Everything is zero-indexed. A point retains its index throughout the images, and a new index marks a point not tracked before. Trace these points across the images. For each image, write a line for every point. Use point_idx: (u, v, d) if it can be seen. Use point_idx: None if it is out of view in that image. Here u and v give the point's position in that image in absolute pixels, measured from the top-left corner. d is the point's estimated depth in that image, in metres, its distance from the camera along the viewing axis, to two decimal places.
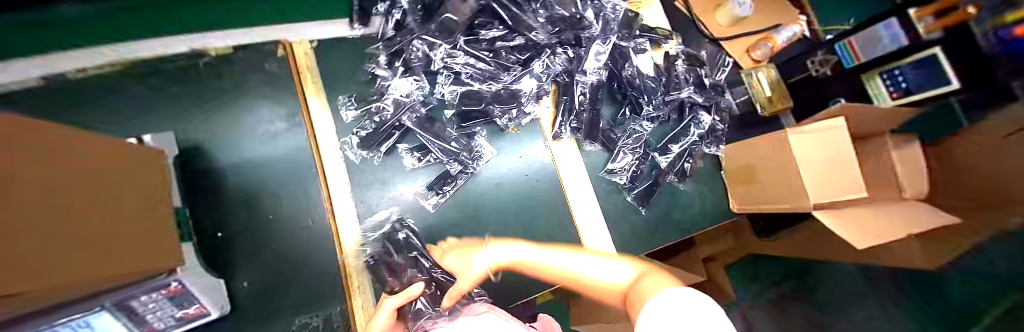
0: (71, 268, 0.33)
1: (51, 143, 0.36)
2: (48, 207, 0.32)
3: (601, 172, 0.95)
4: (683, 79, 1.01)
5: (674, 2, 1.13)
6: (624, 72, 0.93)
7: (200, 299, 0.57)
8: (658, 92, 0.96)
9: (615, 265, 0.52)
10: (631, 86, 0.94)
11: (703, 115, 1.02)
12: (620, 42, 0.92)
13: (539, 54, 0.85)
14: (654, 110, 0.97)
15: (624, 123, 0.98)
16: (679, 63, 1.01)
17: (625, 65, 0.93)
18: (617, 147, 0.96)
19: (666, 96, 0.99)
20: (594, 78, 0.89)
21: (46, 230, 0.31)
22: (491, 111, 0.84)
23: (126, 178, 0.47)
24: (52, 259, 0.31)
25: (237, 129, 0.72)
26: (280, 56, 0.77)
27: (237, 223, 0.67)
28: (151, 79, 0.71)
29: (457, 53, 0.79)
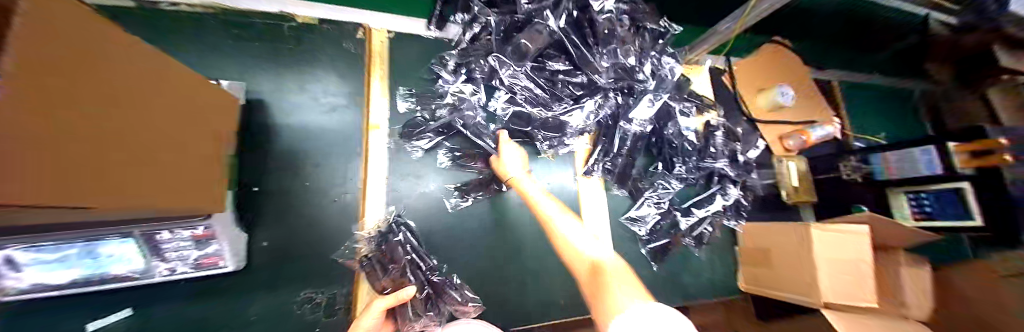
0: (110, 188, 0.33)
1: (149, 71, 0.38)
2: (116, 122, 0.32)
3: (622, 218, 0.97)
4: (720, 150, 1.02)
5: (721, 77, 1.19)
6: (666, 130, 0.97)
7: (223, 249, 0.58)
8: (692, 156, 0.99)
9: (596, 243, 0.60)
10: (669, 145, 0.98)
11: (731, 188, 1.03)
12: (670, 101, 0.95)
13: (593, 94, 0.89)
14: (685, 172, 0.99)
15: (653, 177, 1.00)
16: (718, 134, 1.03)
17: (668, 123, 0.96)
18: (642, 197, 0.98)
19: (699, 162, 1.01)
20: (638, 129, 0.91)
21: (101, 147, 0.30)
22: (535, 134, 0.87)
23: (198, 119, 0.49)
24: (88, 175, 0.29)
25: (296, 93, 0.74)
26: (359, 38, 0.81)
27: (274, 182, 0.68)
28: (235, 28, 0.75)
29: (521, 76, 0.82)
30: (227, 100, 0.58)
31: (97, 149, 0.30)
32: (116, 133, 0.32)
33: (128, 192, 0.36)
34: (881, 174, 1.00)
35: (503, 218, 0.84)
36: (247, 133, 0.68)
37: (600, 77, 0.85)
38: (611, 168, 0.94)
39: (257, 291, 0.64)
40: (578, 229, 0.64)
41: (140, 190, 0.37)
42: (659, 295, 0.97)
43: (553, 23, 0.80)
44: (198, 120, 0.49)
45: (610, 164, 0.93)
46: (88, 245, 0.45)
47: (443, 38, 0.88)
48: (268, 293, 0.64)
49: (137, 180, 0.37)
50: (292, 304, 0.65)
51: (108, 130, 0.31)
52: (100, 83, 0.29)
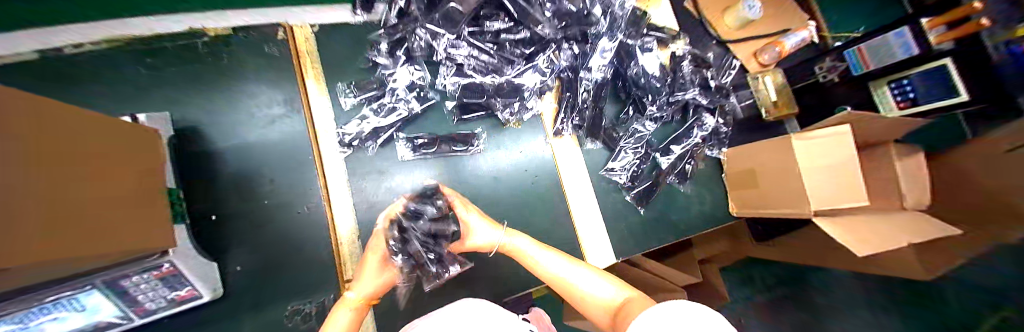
0: (67, 242, 0.33)
1: (68, 125, 0.37)
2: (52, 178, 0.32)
3: (601, 170, 0.94)
4: (689, 80, 0.98)
5: (684, 4, 1.12)
6: (629, 70, 0.92)
7: (192, 282, 0.57)
8: (663, 92, 0.94)
9: (602, 282, 0.61)
10: (636, 85, 0.93)
11: (707, 117, 1.01)
12: (627, 40, 0.91)
13: (544, 48, 0.84)
14: (658, 111, 0.96)
15: (626, 122, 0.97)
16: (686, 64, 0.99)
17: (631, 64, 0.92)
18: (618, 146, 0.95)
19: (671, 97, 0.97)
20: (599, 75, 0.88)
21: (48, 209, 0.31)
22: (492, 104, 0.83)
23: (127, 161, 0.47)
24: (48, 232, 0.30)
25: (235, 113, 0.71)
26: (282, 39, 0.76)
27: (233, 207, 0.67)
28: (147, 58, 0.69)
29: (460, 43, 0.78)
30: (146, 134, 0.54)
31: (46, 210, 0.30)
32: (54, 194, 0.32)
33: (85, 246, 0.36)
34: (859, 67, 0.98)
35: (478, 196, 0.83)
36: (189, 164, 0.66)
37: (545, 28, 0.80)
38: (580, 122, 0.91)
39: (243, 316, 0.64)
40: (584, 275, 0.62)
41: (97, 238, 0.38)
42: (653, 237, 0.97)
43: None
44: (127, 162, 0.47)
45: (578, 120, 0.90)
46: (59, 306, 0.43)
47: (373, 22, 0.83)
48: (255, 316, 0.64)
49: (92, 235, 0.37)
50: (283, 319, 0.66)
51: (47, 191, 0.31)
52: (18, 140, 0.28)
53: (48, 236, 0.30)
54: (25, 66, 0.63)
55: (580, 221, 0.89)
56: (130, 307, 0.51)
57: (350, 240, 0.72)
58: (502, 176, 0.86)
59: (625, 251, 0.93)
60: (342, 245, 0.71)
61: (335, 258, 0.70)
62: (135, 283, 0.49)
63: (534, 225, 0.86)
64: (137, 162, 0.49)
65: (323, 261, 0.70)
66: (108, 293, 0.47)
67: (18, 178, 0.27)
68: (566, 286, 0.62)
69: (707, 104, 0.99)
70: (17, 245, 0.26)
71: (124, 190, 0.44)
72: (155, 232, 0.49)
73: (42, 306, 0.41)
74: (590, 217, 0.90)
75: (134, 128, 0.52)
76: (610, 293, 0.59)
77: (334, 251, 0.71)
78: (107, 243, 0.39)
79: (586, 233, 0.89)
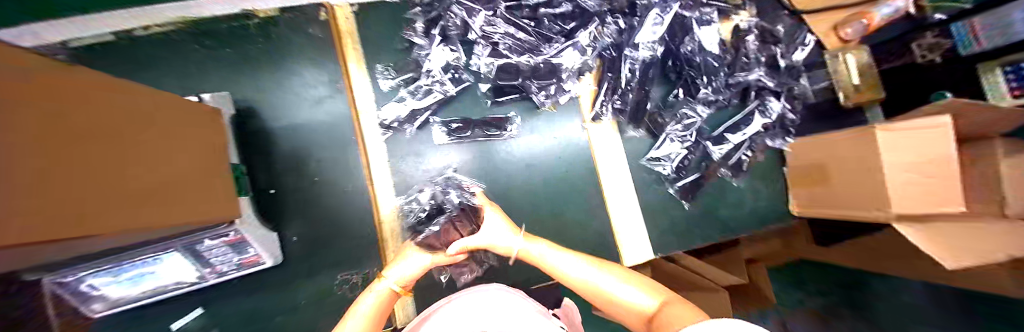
0: (144, 208, 0.36)
1: (129, 99, 0.40)
2: (125, 150, 0.35)
3: (644, 159, 0.87)
4: (754, 58, 0.86)
5: None
6: (682, 47, 0.82)
7: (256, 249, 0.63)
8: (722, 72, 0.83)
9: (634, 288, 0.49)
10: (689, 64, 0.84)
11: (772, 102, 0.88)
12: (683, 11, 0.80)
13: (586, 24, 0.77)
14: (713, 94, 0.85)
15: (675, 106, 0.87)
16: (751, 40, 0.86)
17: (685, 39, 0.82)
18: (663, 133, 0.86)
19: (729, 78, 0.86)
20: (647, 54, 0.78)
21: (122, 171, 0.33)
22: (527, 86, 0.78)
23: (192, 135, 0.51)
24: (125, 199, 0.33)
25: (285, 93, 0.75)
26: (323, 20, 0.78)
27: (289, 181, 0.72)
28: (207, 40, 0.74)
29: (497, 21, 0.74)
30: (210, 113, 0.59)
31: (121, 172, 0.33)
32: (128, 161, 0.35)
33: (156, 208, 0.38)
34: (967, 45, 0.76)
35: (513, 181, 0.82)
36: (249, 141, 0.71)
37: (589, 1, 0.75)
38: (622, 103, 0.83)
39: (297, 284, 0.70)
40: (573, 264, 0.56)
41: (172, 206, 0.41)
42: (693, 233, 0.90)
43: None
44: (191, 135, 0.51)
45: (619, 102, 0.82)
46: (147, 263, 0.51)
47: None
48: (306, 283, 0.70)
49: (165, 203, 0.40)
50: (334, 286, 0.71)
51: (122, 158, 0.34)
52: (87, 114, 0.30)
53: (125, 198, 0.33)
54: (108, 48, 0.70)
55: (615, 210, 0.85)
56: (206, 267, 0.59)
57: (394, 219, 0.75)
58: (538, 161, 0.83)
59: (661, 242, 0.88)
60: (386, 223, 0.75)
61: (377, 232, 0.74)
62: (207, 249, 0.55)
63: (567, 211, 0.84)
64: (201, 136, 0.53)
65: (365, 237, 0.74)
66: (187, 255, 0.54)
67: (93, 138, 0.29)
68: (592, 291, 0.53)
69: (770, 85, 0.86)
70: (93, 210, 0.27)
71: (189, 161, 0.48)
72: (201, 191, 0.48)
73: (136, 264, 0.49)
74: (626, 208, 0.86)
75: (191, 102, 0.55)
76: (643, 301, 0.47)
77: (376, 227, 0.74)
78: (156, 200, 0.38)
79: (622, 223, 0.85)
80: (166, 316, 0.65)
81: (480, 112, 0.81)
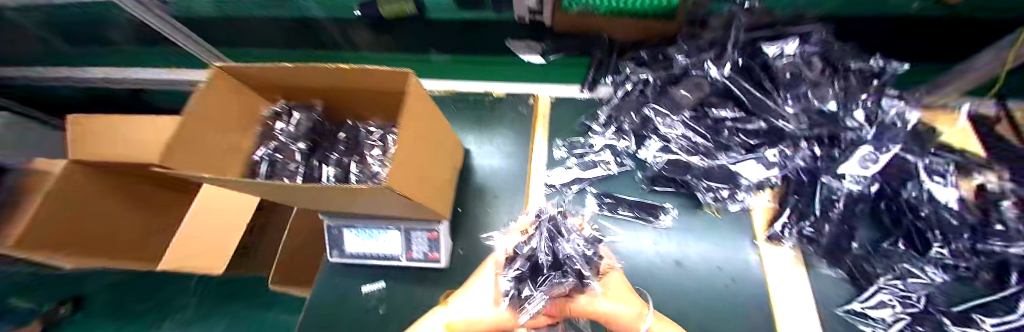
0: (428, 196, 0.56)
1: (438, 127, 0.66)
2: (423, 155, 0.56)
3: (839, 309, 0.64)
4: None
5: (997, 122, 0.78)
6: (904, 194, 0.67)
7: (438, 250, 0.78)
8: (965, 235, 0.62)
9: None
10: (915, 214, 0.66)
11: None
12: (907, 153, 0.67)
13: (777, 142, 0.73)
14: (948, 257, 0.63)
15: (891, 258, 0.67)
16: (1016, 204, 0.61)
17: (905, 184, 0.67)
18: (873, 284, 0.65)
19: (980, 244, 0.62)
20: (855, 188, 0.67)
21: (421, 166, 0.53)
22: (695, 184, 0.79)
23: (449, 156, 0.78)
24: (420, 186, 0.52)
25: (489, 145, 1.01)
26: (529, 103, 1.06)
27: (470, 207, 0.90)
28: (459, 104, 1.12)
29: (677, 124, 0.81)
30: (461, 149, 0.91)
31: (420, 166, 0.52)
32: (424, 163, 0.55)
33: (431, 198, 0.58)
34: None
35: (648, 275, 0.72)
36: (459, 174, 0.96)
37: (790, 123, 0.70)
38: (801, 229, 0.72)
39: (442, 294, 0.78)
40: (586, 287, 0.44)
41: (434, 197, 0.62)
42: None
43: (715, 73, 0.79)
44: (448, 156, 0.77)
45: (810, 229, 0.71)
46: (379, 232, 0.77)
47: (597, 99, 1.02)
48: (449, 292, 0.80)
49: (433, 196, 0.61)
50: None
51: (422, 161, 0.55)
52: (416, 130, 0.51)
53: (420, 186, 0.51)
54: None
55: None
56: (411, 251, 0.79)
57: None
58: (687, 262, 0.73)
59: None
60: None
61: None
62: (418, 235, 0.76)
63: None
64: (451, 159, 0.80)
65: None
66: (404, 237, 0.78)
67: (413, 142, 0.49)
68: None
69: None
70: (411, 185, 0.46)
71: (443, 172, 0.71)
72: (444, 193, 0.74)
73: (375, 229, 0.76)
74: None
75: (457, 139, 0.85)
76: None
77: None
78: (423, 198, 0.53)
79: None
80: (360, 275, 0.86)
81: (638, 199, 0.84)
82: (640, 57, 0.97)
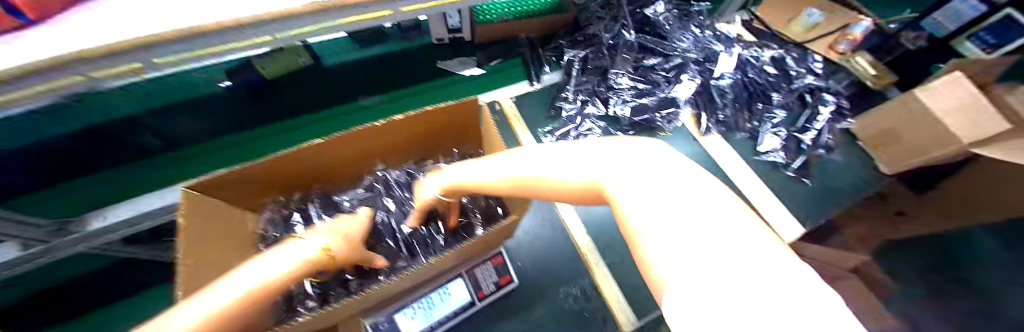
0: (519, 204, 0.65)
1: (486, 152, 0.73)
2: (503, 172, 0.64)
3: (754, 155, 1.03)
4: (799, 71, 1.12)
5: (753, 24, 1.30)
6: (750, 73, 1.09)
7: (508, 271, 0.78)
8: (782, 84, 1.09)
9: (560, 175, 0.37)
10: (758, 83, 1.08)
11: (826, 96, 1.08)
12: (743, 52, 1.12)
13: (682, 70, 1.07)
14: (783, 99, 1.08)
15: (759, 112, 1.07)
16: (790, 61, 1.13)
17: (749, 68, 1.10)
18: (761, 132, 1.05)
19: (789, 86, 1.09)
20: (728, 80, 1.07)
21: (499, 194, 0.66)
22: (655, 119, 1.03)
23: None
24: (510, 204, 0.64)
25: None
26: (498, 109, 1.11)
27: None
28: None
29: (624, 82, 1.07)
30: None
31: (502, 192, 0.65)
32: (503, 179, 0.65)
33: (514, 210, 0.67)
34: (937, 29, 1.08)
35: None
36: None
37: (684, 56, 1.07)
38: (716, 117, 1.04)
39: (536, 305, 0.80)
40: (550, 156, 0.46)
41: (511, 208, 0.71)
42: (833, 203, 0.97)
43: (631, 38, 1.12)
44: None
45: (722, 116, 1.05)
46: (439, 293, 0.68)
47: (549, 86, 1.16)
48: (543, 304, 0.80)
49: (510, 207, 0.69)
50: (562, 300, 0.80)
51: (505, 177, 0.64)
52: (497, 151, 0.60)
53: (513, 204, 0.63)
54: None
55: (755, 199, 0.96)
56: (480, 289, 0.73)
57: (586, 238, 0.90)
58: None
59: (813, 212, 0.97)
60: (581, 243, 0.89)
61: (579, 252, 0.87)
62: (486, 268, 0.74)
63: None
64: None
65: (571, 253, 0.87)
66: (469, 284, 0.72)
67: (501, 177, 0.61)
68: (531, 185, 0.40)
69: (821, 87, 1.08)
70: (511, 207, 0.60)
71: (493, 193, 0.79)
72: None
73: (435, 293, 0.68)
74: (763, 194, 0.97)
75: None
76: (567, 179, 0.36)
77: (574, 244, 0.89)
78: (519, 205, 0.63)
79: (764, 206, 0.95)
80: None
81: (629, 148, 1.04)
82: (561, 44, 1.19)
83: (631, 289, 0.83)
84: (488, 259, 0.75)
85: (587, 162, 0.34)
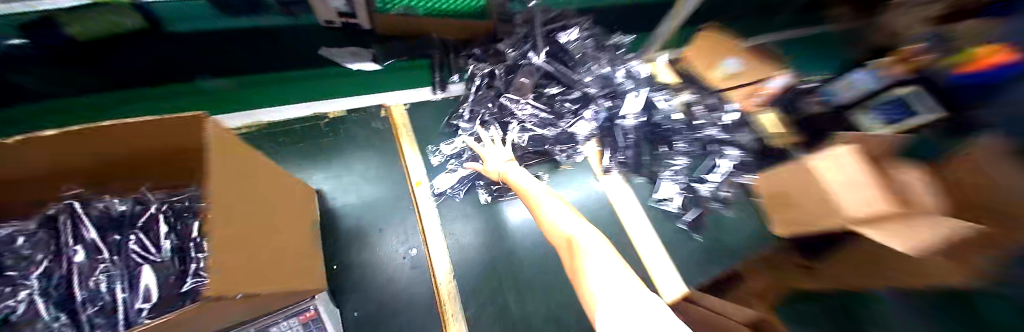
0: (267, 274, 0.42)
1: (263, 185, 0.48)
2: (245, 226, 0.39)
3: (652, 200, 1.07)
4: (705, 120, 1.11)
5: (677, 65, 1.27)
6: (656, 116, 1.08)
7: (325, 325, 0.60)
8: (686, 131, 1.09)
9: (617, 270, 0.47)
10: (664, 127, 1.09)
11: (727, 149, 1.11)
12: (651, 92, 1.10)
13: (587, 104, 1.03)
14: (686, 146, 1.09)
15: (662, 158, 1.09)
16: (699, 108, 1.12)
17: (655, 110, 1.09)
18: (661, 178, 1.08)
19: (694, 133, 1.09)
20: (633, 121, 1.05)
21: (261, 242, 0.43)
22: (551, 151, 0.99)
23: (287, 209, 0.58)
24: (261, 267, 0.41)
25: (352, 174, 0.85)
26: (383, 117, 0.96)
27: (350, 258, 0.76)
28: (276, 137, 0.85)
29: (524, 106, 0.98)
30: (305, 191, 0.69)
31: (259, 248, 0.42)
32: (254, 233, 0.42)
33: (270, 281, 0.43)
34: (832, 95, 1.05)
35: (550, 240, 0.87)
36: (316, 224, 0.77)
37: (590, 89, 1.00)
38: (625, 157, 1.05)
39: None
40: (573, 221, 0.62)
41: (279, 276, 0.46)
42: (711, 262, 1.01)
43: (537, 60, 0.99)
44: (291, 210, 0.59)
45: (623, 158, 1.06)
46: None
47: (454, 98, 1.05)
48: None
49: (277, 274, 0.46)
50: None
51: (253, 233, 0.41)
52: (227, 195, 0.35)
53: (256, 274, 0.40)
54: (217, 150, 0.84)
55: (641, 245, 0.98)
56: None
57: (449, 284, 0.77)
58: None
59: (689, 271, 0.98)
60: (442, 288, 0.77)
61: (436, 298, 0.75)
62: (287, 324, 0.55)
63: None
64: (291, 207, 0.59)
65: (426, 300, 0.75)
66: None
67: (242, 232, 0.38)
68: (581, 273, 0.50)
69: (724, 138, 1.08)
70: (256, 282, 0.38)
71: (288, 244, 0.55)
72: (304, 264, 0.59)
73: None
74: (651, 245, 0.99)
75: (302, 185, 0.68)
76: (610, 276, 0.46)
77: (434, 288, 0.76)
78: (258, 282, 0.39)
79: (648, 256, 0.97)
80: None
81: (525, 186, 0.92)
82: (474, 54, 1.05)
83: None
84: (296, 308, 0.57)
85: (605, 266, 0.48)
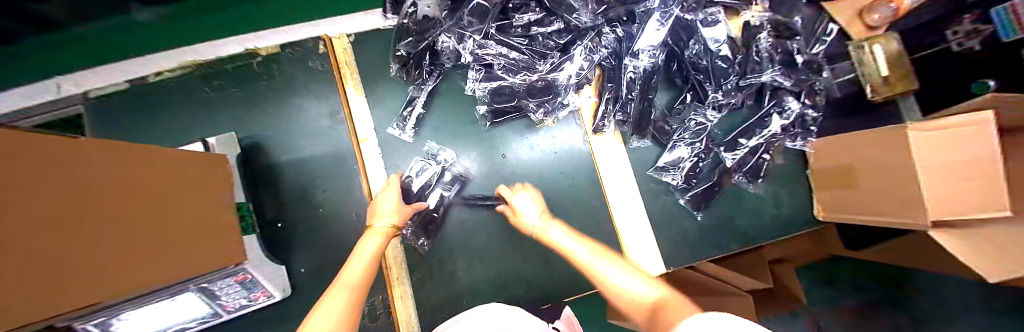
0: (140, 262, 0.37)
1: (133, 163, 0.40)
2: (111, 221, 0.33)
3: (650, 169, 0.84)
4: (767, 56, 0.76)
5: None
6: (686, 51, 0.78)
7: (263, 285, 0.65)
8: (732, 75, 0.76)
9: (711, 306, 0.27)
10: (695, 69, 0.79)
11: (790, 101, 0.79)
12: (685, 13, 0.74)
13: (581, 37, 0.76)
14: (724, 97, 0.78)
15: (682, 113, 0.83)
16: (764, 37, 0.77)
17: (690, 42, 0.77)
18: (670, 140, 0.82)
19: (741, 80, 0.78)
20: (649, 61, 0.74)
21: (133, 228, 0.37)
22: (524, 106, 0.79)
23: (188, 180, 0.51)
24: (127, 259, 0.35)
25: (292, 125, 0.77)
26: (323, 52, 0.79)
27: (294, 216, 0.75)
28: (213, 80, 0.77)
29: (488, 43, 0.72)
30: (217, 160, 0.62)
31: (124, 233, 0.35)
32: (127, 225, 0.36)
33: (147, 269, 0.38)
34: (1011, 29, 0.62)
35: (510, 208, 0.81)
36: (262, 179, 0.75)
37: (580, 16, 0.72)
38: (628, 112, 0.79)
39: None
40: (639, 283, 0.43)
41: (168, 259, 0.41)
42: (709, 246, 0.84)
43: None
44: (194, 184, 0.52)
45: (621, 115, 0.80)
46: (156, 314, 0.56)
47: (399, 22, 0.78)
48: None
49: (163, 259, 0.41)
50: None
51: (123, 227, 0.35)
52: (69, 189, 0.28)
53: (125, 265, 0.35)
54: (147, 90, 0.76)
55: (624, 226, 0.82)
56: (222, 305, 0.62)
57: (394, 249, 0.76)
58: (537, 171, 0.82)
59: (678, 256, 0.83)
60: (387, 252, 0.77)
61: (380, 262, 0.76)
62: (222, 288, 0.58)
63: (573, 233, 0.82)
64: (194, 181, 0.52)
65: None
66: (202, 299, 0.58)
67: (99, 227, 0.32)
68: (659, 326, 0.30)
69: (786, 84, 0.77)
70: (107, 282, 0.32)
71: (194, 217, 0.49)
72: (141, 268, 0.37)
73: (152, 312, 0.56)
74: (636, 223, 0.82)
75: (209, 155, 0.60)
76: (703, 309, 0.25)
77: None
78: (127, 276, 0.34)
79: (630, 237, 0.82)
80: None
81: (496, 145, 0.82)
82: None
83: (427, 306, 0.77)
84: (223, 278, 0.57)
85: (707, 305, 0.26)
